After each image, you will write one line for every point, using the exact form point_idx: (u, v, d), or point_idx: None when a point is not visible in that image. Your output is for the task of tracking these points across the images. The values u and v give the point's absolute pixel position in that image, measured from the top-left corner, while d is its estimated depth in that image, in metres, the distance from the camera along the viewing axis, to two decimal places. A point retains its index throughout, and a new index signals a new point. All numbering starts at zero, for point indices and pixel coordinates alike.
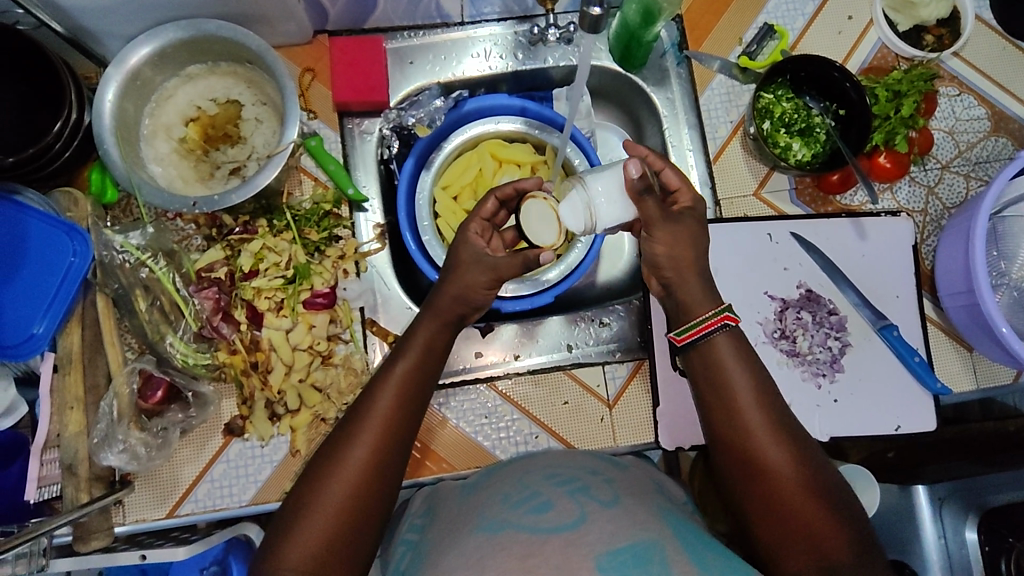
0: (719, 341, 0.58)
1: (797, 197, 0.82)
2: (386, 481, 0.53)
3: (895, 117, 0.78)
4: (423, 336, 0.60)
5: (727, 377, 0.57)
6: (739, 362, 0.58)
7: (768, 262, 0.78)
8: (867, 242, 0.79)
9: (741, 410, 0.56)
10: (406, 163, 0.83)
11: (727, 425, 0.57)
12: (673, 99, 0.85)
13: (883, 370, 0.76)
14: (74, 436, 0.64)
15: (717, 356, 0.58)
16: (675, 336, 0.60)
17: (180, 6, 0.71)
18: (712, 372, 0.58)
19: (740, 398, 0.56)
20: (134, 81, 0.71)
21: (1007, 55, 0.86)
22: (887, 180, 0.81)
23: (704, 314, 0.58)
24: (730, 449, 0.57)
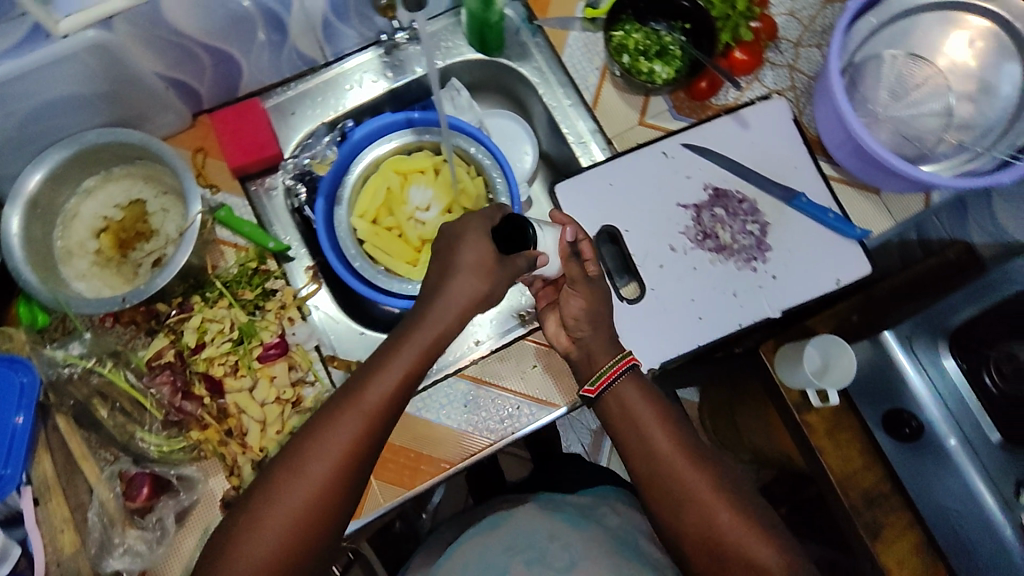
0: (620, 388, 0.68)
1: (678, 113, 0.87)
2: (345, 497, 0.58)
3: (733, 14, 0.83)
4: (415, 346, 0.61)
5: (632, 410, 0.67)
6: (638, 396, 0.68)
7: (671, 177, 0.82)
8: (751, 130, 0.84)
9: (650, 439, 0.65)
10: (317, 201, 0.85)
11: (642, 447, 0.65)
12: (540, 67, 0.91)
13: (806, 235, 0.80)
14: (72, 555, 0.62)
15: (622, 396, 0.68)
16: (590, 387, 0.68)
17: (60, 125, 0.74)
18: (623, 410, 0.67)
19: (647, 428, 0.66)
20: (34, 208, 0.73)
21: None
22: (749, 71, 0.87)
23: (610, 360, 0.69)
24: (646, 469, 0.65)
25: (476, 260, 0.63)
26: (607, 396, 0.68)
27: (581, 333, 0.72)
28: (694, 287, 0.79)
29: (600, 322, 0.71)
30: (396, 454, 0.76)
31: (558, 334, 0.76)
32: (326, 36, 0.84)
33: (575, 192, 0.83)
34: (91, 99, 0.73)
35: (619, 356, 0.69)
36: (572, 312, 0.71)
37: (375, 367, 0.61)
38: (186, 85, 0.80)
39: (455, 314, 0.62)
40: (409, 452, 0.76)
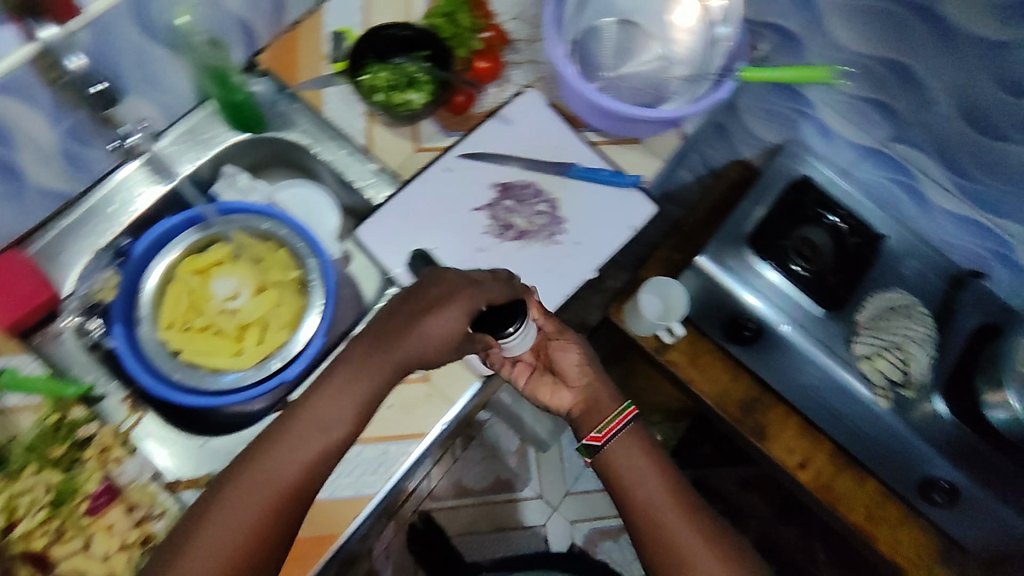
0: (608, 451, 0.79)
1: (448, 131, 0.89)
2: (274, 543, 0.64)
3: (461, 30, 0.86)
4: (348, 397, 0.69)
5: (621, 469, 0.77)
6: (631, 454, 0.78)
7: (459, 187, 0.85)
8: (516, 124, 0.88)
9: (648, 490, 0.76)
10: (114, 330, 0.79)
11: (643, 499, 0.76)
12: (305, 128, 0.90)
13: (592, 197, 0.86)
14: None
15: (626, 453, 0.78)
16: (596, 436, 0.78)
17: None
18: (626, 463, 0.78)
19: (643, 480, 0.77)
20: None
21: None
22: (496, 75, 0.90)
23: (615, 411, 0.80)
24: (637, 524, 0.76)
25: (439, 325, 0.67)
26: (607, 449, 0.79)
27: (584, 380, 0.83)
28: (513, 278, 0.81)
29: (597, 368, 0.84)
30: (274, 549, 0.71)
31: (556, 394, 0.83)
32: (68, 163, 0.79)
33: (376, 232, 0.83)
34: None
35: (624, 404, 0.81)
36: (570, 362, 0.83)
37: (321, 413, 0.68)
38: None
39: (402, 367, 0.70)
40: None
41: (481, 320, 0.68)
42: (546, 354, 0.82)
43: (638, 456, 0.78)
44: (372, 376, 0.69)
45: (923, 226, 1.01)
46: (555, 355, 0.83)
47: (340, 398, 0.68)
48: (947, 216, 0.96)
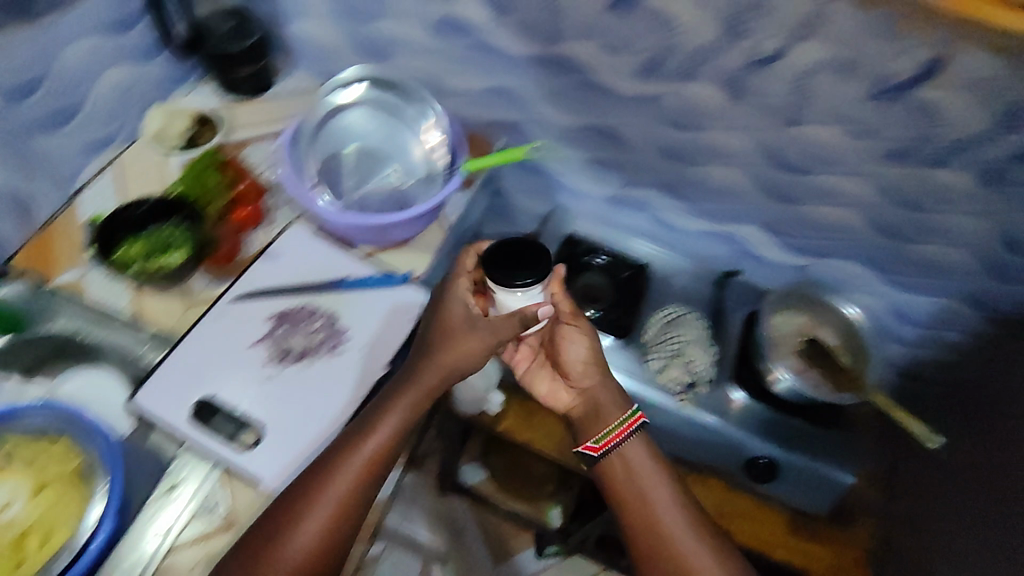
0: (630, 447, 0.84)
1: (218, 282, 0.93)
2: (332, 543, 0.75)
3: (209, 191, 0.95)
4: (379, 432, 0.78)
5: (636, 466, 0.83)
6: (646, 460, 0.84)
7: (234, 329, 0.88)
8: (282, 259, 0.94)
9: (654, 506, 0.81)
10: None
11: (637, 501, 0.81)
12: (69, 316, 0.89)
13: (366, 303, 0.91)
14: None
15: (625, 455, 0.84)
16: (591, 446, 0.85)
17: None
18: (620, 464, 0.83)
19: (651, 497, 0.81)
20: None
21: (261, 106, 1.08)
22: (257, 221, 0.97)
23: (620, 418, 0.86)
24: (648, 526, 0.80)
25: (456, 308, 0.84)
26: (632, 449, 0.84)
27: (586, 383, 0.90)
28: (300, 399, 0.84)
29: (602, 369, 0.90)
30: None
31: (555, 393, 0.93)
32: None
33: (156, 395, 0.83)
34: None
35: (630, 412, 0.87)
36: (576, 355, 0.89)
37: (390, 408, 0.80)
38: None
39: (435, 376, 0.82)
40: None
41: (494, 260, 0.80)
42: (561, 331, 0.89)
43: (662, 483, 0.82)
44: (461, 350, 0.82)
45: (681, 247, 1.20)
46: (563, 340, 0.89)
47: (389, 411, 0.79)
48: (693, 231, 1.16)
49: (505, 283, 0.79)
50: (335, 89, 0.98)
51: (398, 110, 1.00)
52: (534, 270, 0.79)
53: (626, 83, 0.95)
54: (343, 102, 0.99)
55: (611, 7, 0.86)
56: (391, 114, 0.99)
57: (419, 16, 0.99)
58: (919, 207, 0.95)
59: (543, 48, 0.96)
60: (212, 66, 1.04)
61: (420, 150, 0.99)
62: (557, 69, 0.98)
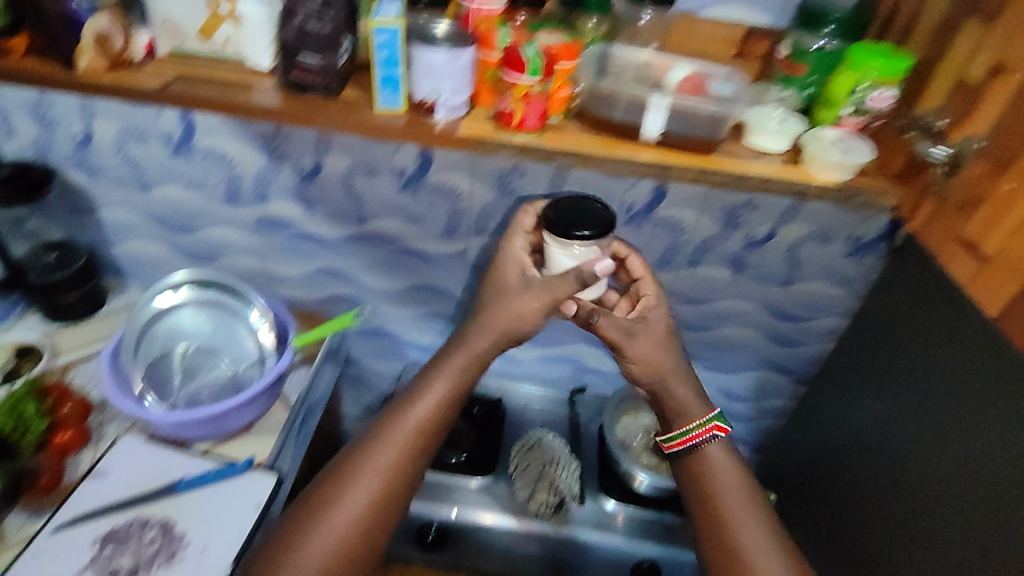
0: (710, 450, 0.70)
1: (38, 515, 0.86)
2: None
3: (24, 418, 0.88)
4: (354, 485, 0.64)
5: (714, 469, 0.69)
6: (731, 462, 0.70)
7: (49, 565, 0.79)
8: (110, 475, 0.89)
9: (733, 508, 0.66)
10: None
11: (724, 505, 0.66)
12: None
13: (207, 499, 0.87)
14: None
15: (716, 457, 0.70)
16: (666, 445, 0.71)
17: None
18: (719, 468, 0.69)
19: (727, 492, 0.67)
20: None
21: (88, 328, 1.10)
22: (83, 442, 0.93)
23: (700, 418, 0.71)
24: (710, 506, 0.67)
25: (507, 310, 0.72)
26: (676, 400, 0.73)
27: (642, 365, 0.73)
28: None
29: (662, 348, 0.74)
30: None
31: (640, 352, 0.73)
32: None
33: None
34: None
35: (710, 416, 0.71)
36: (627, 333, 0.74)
37: (350, 475, 0.65)
38: None
39: (462, 358, 0.71)
40: None
41: (557, 210, 0.73)
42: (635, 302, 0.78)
43: (681, 377, 0.74)
44: (474, 361, 0.72)
45: (526, 377, 1.25)
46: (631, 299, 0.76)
47: (433, 377, 0.70)
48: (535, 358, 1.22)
49: (564, 236, 0.72)
50: (156, 292, 1.00)
51: (223, 301, 1.02)
52: (597, 227, 0.71)
53: (433, 244, 1.08)
54: (164, 305, 1.01)
55: (401, 189, 1.01)
56: (216, 307, 1.02)
57: (238, 219, 1.10)
58: (700, 300, 1.08)
59: (355, 228, 1.08)
60: (36, 297, 1.05)
61: (249, 339, 1.02)
62: (372, 243, 1.10)
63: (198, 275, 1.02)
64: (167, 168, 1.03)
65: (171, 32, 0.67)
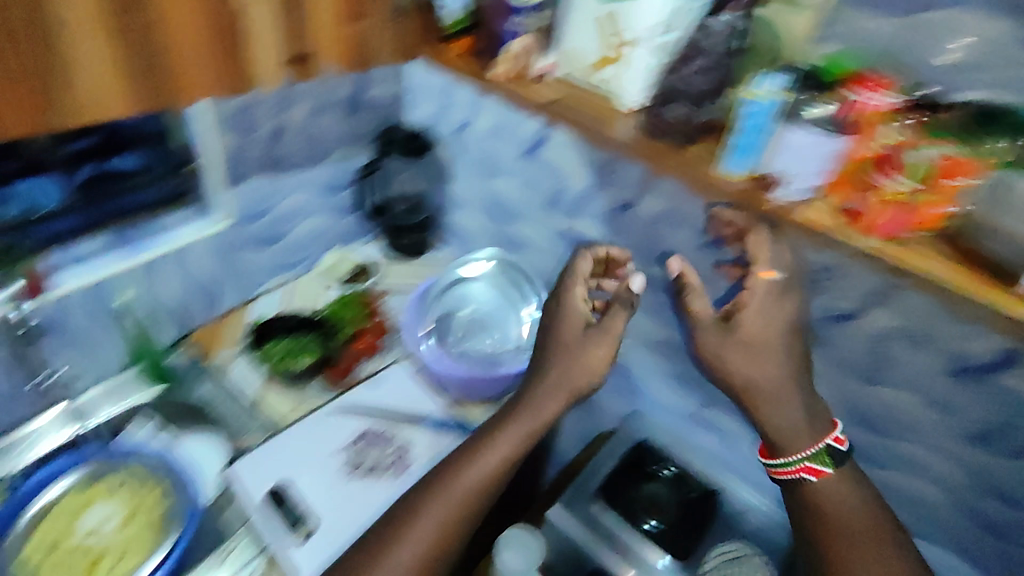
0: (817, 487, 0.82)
1: (325, 387, 1.13)
2: (457, 529, 0.83)
3: (345, 321, 1.19)
4: (489, 455, 0.87)
5: (784, 407, 0.85)
6: (840, 481, 0.81)
7: (325, 433, 1.04)
8: (382, 387, 1.12)
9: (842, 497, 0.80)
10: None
11: (833, 496, 0.81)
12: (215, 387, 1.14)
13: (437, 444, 1.05)
14: None
15: (800, 432, 0.84)
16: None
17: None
18: (792, 434, 0.84)
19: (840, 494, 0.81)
20: None
21: (409, 268, 1.43)
22: (374, 351, 1.18)
23: None
24: (817, 520, 0.80)
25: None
26: None
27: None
28: (352, 512, 0.94)
29: None
30: None
31: None
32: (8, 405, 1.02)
33: (249, 466, 0.98)
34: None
35: None
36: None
37: (507, 434, 0.87)
38: None
39: (547, 409, 0.89)
40: None
41: None
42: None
43: (910, 263, 0.66)
44: (512, 429, 0.88)
45: (766, 487, 1.15)
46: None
47: (503, 429, 0.88)
48: None
49: None
50: (469, 260, 1.22)
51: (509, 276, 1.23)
52: None
53: None
54: (470, 271, 1.21)
55: (700, 246, 1.00)
56: (501, 282, 1.22)
57: (547, 224, 1.25)
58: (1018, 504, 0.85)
59: (642, 267, 1.12)
60: (386, 228, 1.42)
61: (525, 314, 1.19)
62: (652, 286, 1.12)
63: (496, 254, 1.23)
64: (511, 165, 1.24)
65: (569, 60, 0.86)
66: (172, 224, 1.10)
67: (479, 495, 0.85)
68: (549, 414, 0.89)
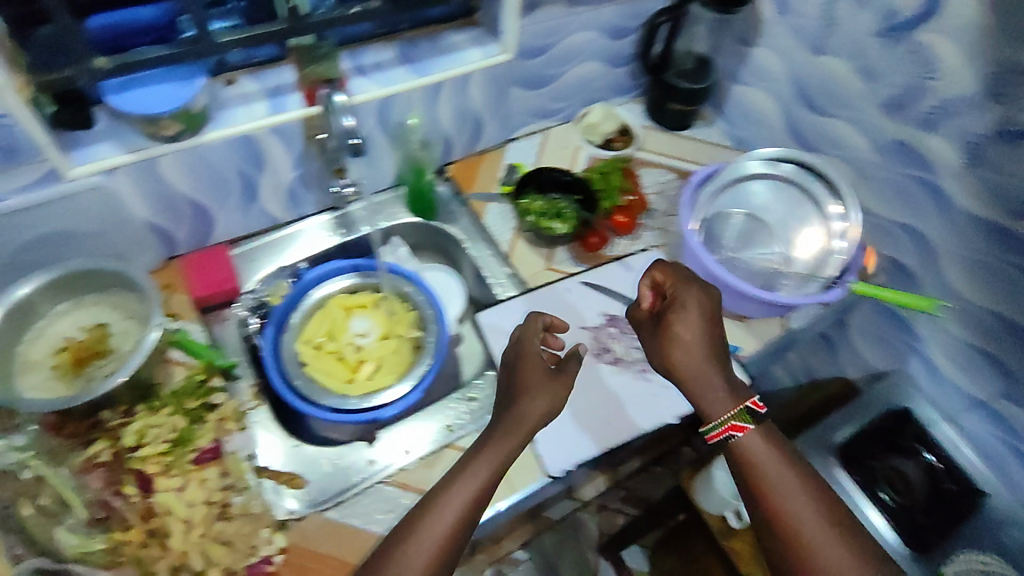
0: (745, 440, 0.73)
1: (575, 260, 1.08)
2: (450, 552, 0.67)
3: (610, 187, 1.08)
4: (491, 445, 0.74)
5: (687, 347, 0.78)
6: (777, 447, 0.73)
7: (574, 307, 1.00)
8: (636, 272, 1.05)
9: (773, 479, 0.72)
10: (262, 346, 0.97)
11: (772, 474, 0.72)
12: (466, 228, 1.13)
13: None
14: None
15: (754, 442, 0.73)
16: None
17: (28, 237, 0.83)
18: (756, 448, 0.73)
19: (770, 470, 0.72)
20: (15, 314, 0.83)
21: (671, 142, 1.27)
22: (629, 230, 1.10)
23: None
24: (746, 480, 0.73)
25: None
26: None
27: None
28: (598, 395, 0.91)
29: None
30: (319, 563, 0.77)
31: None
32: (290, 197, 1.03)
33: (497, 318, 0.99)
34: (67, 225, 0.85)
35: None
36: None
37: (507, 432, 0.75)
38: (165, 230, 0.95)
39: (518, 424, 0.76)
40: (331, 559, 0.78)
41: None
42: None
43: (711, 372, 0.77)
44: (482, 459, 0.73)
45: None
46: None
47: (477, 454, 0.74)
48: None
49: None
50: (751, 159, 1.06)
51: (806, 183, 1.04)
52: None
53: None
54: (753, 171, 1.06)
55: None
56: (792, 191, 1.05)
57: (872, 129, 1.01)
58: None
59: (1007, 216, 0.86)
60: (655, 89, 1.25)
61: (820, 235, 1.02)
62: (1007, 244, 0.87)
63: (787, 154, 1.05)
64: (857, 41, 0.98)
65: None
66: (461, 45, 1.04)
67: (484, 494, 0.71)
68: (546, 407, 0.77)
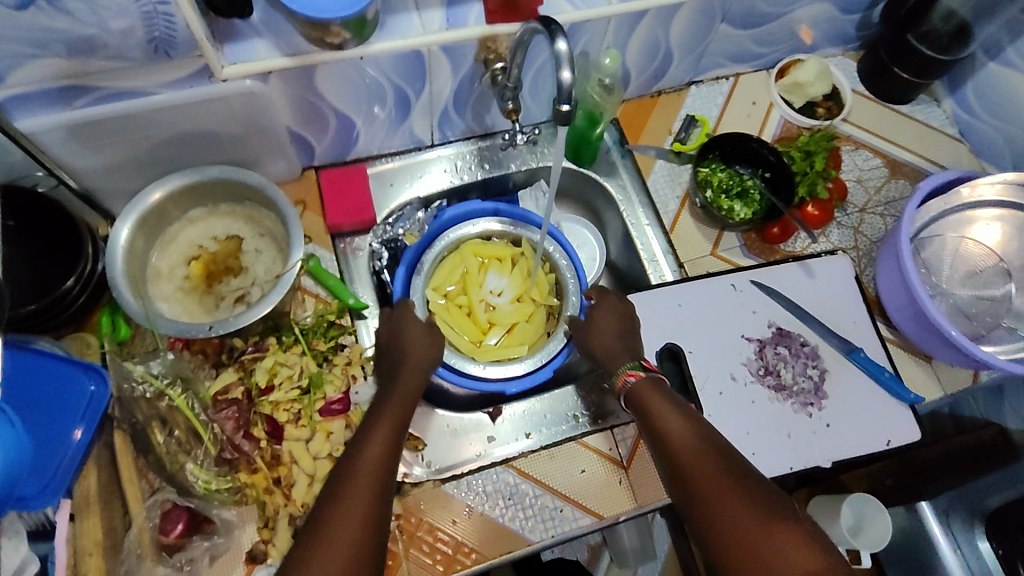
0: (642, 389, 0.71)
1: (748, 251, 0.94)
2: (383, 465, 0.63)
3: (812, 172, 0.91)
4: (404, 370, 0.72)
5: (601, 332, 0.80)
6: (663, 394, 0.71)
7: (737, 309, 0.87)
8: (816, 279, 0.90)
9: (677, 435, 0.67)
10: (394, 286, 0.89)
11: (679, 434, 0.67)
12: (624, 185, 0.97)
13: (861, 389, 0.84)
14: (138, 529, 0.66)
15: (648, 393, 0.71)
16: None
17: (168, 135, 0.74)
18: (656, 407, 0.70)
19: (675, 425, 0.68)
20: (145, 221, 0.75)
21: (884, 115, 1.05)
22: (820, 225, 0.94)
23: None
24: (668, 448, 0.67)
25: None
26: None
27: None
28: (750, 422, 0.81)
29: None
30: (431, 536, 0.75)
31: None
32: (440, 121, 0.90)
33: (646, 306, 0.86)
34: (210, 126, 0.75)
35: None
36: None
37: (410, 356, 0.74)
38: (306, 140, 0.85)
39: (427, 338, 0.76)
40: (443, 537, 0.75)
41: None
42: None
43: (623, 352, 0.78)
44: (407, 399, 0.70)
45: None
46: None
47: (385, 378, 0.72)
48: None
49: None
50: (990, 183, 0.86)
51: None
52: None
53: None
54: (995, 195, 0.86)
55: None
56: None
57: None
58: None
59: None
60: (882, 47, 1.01)
61: None
62: None
63: None
64: None
65: None
66: None
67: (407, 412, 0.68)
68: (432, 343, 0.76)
